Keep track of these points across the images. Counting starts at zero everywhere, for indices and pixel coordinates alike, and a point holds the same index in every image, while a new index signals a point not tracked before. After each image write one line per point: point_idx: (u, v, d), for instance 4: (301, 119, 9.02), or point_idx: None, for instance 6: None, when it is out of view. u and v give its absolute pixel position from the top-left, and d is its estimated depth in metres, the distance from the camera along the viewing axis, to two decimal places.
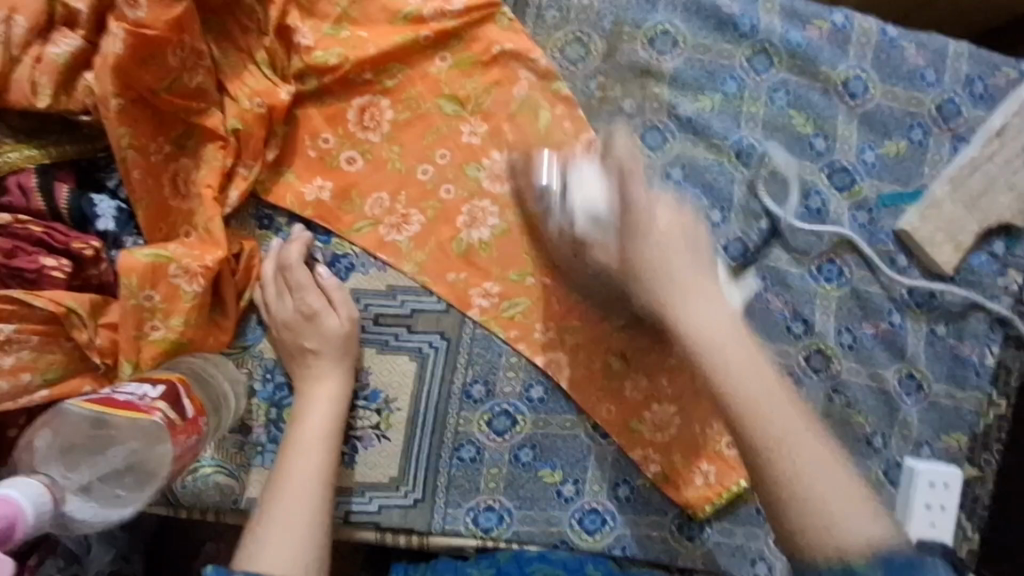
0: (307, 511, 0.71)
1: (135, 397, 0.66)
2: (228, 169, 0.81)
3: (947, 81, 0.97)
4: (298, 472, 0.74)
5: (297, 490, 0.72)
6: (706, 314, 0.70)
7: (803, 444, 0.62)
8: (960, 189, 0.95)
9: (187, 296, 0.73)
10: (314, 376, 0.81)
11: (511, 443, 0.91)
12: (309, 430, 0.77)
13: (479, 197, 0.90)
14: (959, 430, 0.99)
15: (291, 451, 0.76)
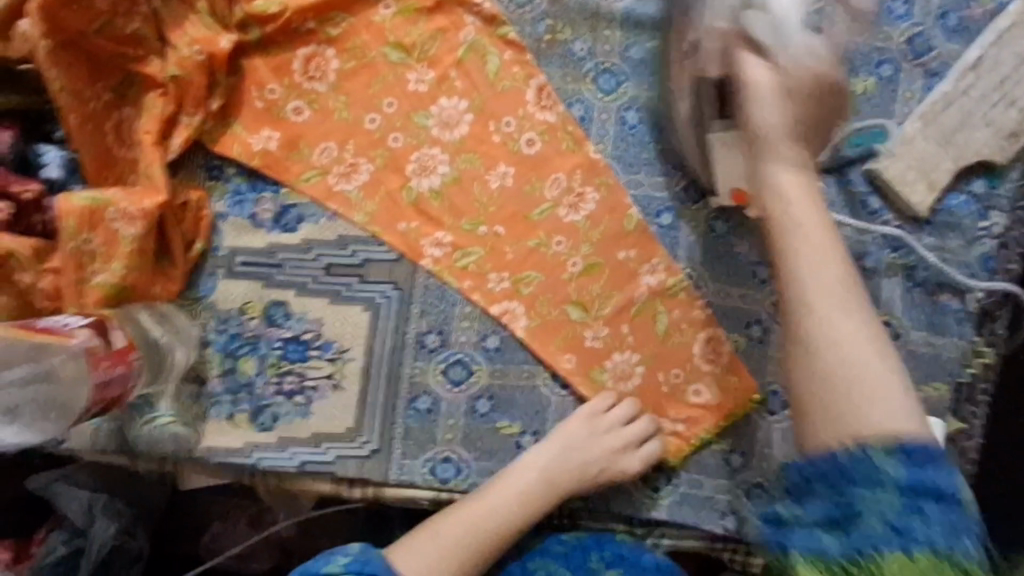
0: (459, 549, 0.76)
1: (57, 325, 0.68)
2: (173, 115, 0.86)
3: (916, 14, 0.94)
4: (489, 511, 0.78)
5: (468, 530, 0.77)
6: (800, 184, 0.65)
7: (829, 271, 0.60)
8: (932, 126, 0.92)
9: (126, 240, 0.76)
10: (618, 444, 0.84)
11: (468, 394, 0.88)
12: (563, 477, 0.82)
13: (426, 144, 0.90)
14: (941, 379, 0.94)
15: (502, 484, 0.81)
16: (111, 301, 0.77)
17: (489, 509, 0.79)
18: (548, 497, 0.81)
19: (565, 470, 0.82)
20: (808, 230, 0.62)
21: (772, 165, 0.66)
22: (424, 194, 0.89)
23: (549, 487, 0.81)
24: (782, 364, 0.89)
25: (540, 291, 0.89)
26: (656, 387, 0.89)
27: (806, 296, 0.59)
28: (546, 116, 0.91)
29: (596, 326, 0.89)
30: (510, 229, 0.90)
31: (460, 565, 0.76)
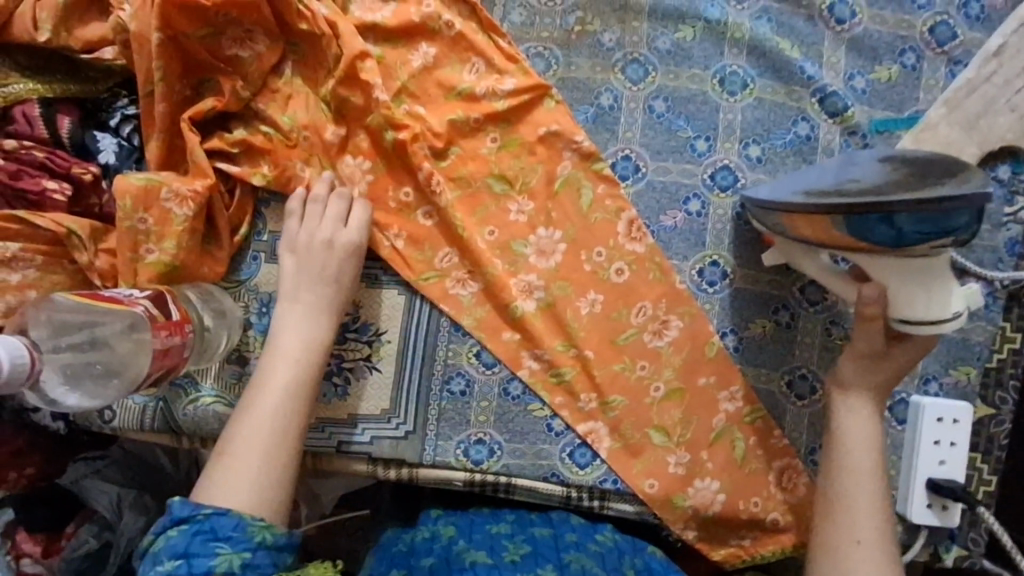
0: (267, 446, 0.75)
1: (120, 295, 0.71)
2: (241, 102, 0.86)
3: (938, 4, 0.95)
4: (264, 413, 0.76)
5: (265, 431, 0.75)
6: (862, 436, 0.83)
7: (868, 511, 0.80)
8: (956, 112, 0.92)
9: (178, 220, 0.80)
10: (311, 305, 0.82)
11: (500, 376, 0.91)
12: (296, 355, 0.80)
13: (453, 130, 0.90)
14: (968, 363, 0.96)
15: (249, 403, 0.77)
16: (163, 279, 0.81)
17: (264, 409, 0.76)
18: (302, 375, 0.79)
19: (285, 366, 0.79)
20: (859, 511, 0.80)
21: (848, 403, 0.84)
22: (458, 176, 0.90)
23: (302, 360, 0.80)
24: (810, 348, 0.95)
25: (563, 272, 0.90)
26: (685, 362, 0.91)
27: (856, 534, 0.79)
28: (576, 105, 0.92)
29: (633, 310, 0.91)
30: (549, 217, 0.91)
31: (255, 468, 0.73)
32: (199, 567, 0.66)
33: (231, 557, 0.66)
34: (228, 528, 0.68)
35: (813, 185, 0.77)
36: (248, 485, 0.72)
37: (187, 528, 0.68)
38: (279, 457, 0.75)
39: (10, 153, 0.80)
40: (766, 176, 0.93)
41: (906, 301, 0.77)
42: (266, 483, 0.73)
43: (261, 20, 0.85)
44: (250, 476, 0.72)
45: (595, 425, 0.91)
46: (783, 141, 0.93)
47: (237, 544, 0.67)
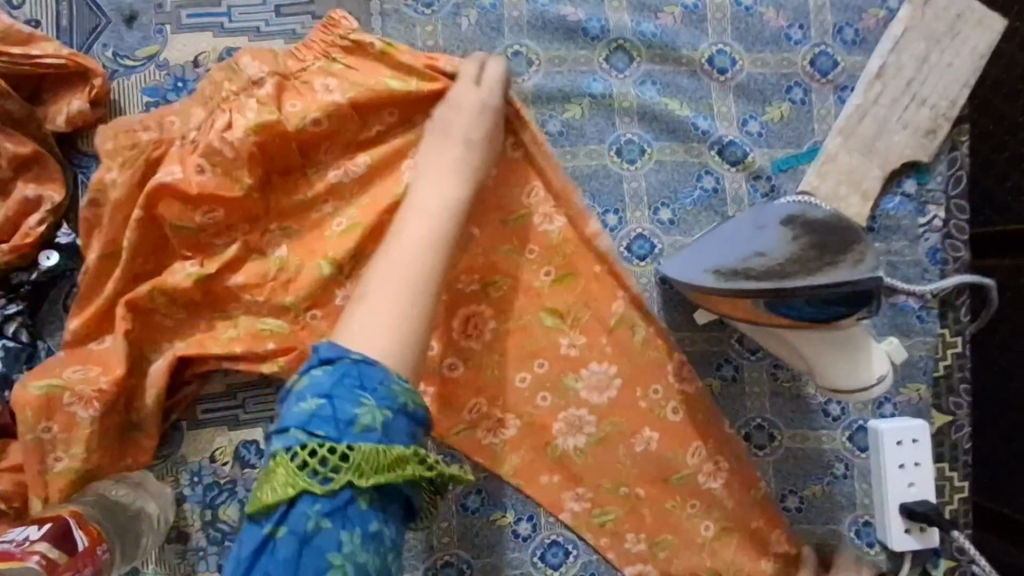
0: (399, 316, 0.69)
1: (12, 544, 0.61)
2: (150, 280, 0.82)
3: (814, 36, 0.95)
4: (399, 269, 0.72)
5: (400, 287, 0.71)
6: None
7: None
8: (853, 139, 0.93)
9: (85, 422, 0.76)
10: (454, 151, 0.82)
11: (455, 494, 0.90)
12: (436, 218, 0.77)
13: (519, 240, 0.90)
14: (917, 380, 0.96)
15: (384, 264, 0.73)
16: (77, 484, 0.77)
17: (394, 274, 0.72)
18: (444, 231, 0.77)
19: (415, 229, 0.76)
20: None
21: None
22: (522, 288, 0.91)
23: (440, 229, 0.77)
24: (760, 397, 0.94)
25: (502, 374, 0.90)
26: (668, 432, 0.90)
27: None
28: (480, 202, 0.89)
29: (665, 410, 0.90)
30: (479, 319, 0.90)
31: (389, 326, 0.68)
32: (341, 412, 0.61)
33: (377, 409, 0.62)
34: (376, 379, 0.63)
35: (721, 260, 0.82)
36: (378, 345, 0.67)
37: (333, 369, 0.63)
38: (409, 310, 0.70)
39: None
40: (682, 238, 0.93)
41: (837, 367, 0.85)
42: (393, 343, 0.67)
43: (131, 190, 0.81)
44: (383, 332, 0.68)
45: (622, 520, 0.90)
46: (691, 199, 0.93)
47: (382, 401, 0.62)
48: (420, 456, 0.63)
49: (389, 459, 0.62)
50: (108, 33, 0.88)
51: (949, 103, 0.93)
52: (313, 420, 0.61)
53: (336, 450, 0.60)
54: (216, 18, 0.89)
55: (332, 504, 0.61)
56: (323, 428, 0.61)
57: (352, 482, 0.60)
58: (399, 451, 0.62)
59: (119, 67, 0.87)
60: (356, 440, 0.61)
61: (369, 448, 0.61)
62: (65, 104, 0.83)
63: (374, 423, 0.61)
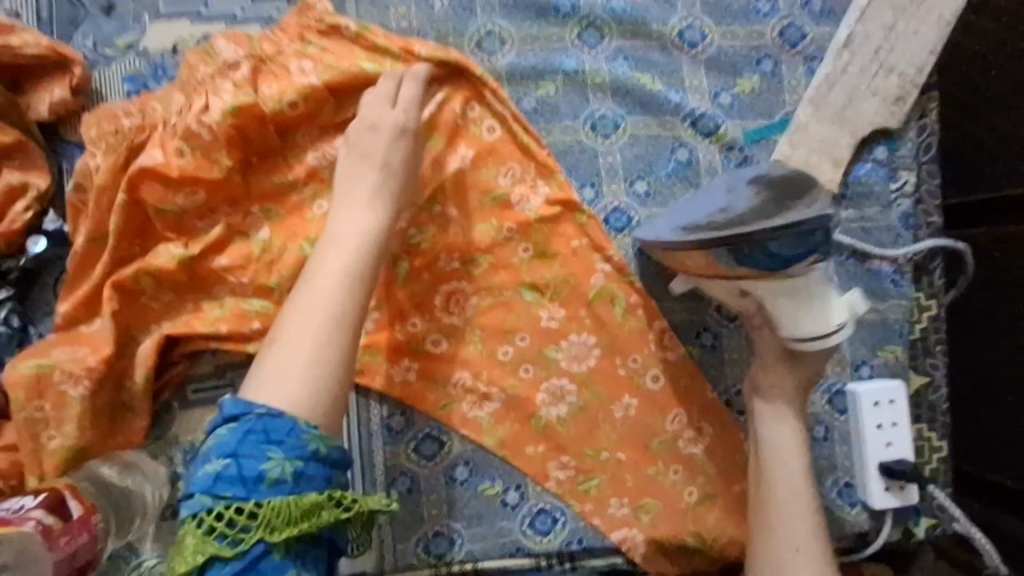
0: (314, 354, 0.68)
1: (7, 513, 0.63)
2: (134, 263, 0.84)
3: (782, 8, 0.97)
4: (315, 299, 0.71)
5: (314, 322, 0.69)
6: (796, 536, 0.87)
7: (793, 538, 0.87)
8: (822, 107, 0.95)
9: (76, 400, 0.78)
10: (377, 167, 0.80)
11: (443, 466, 0.92)
12: (347, 252, 0.75)
13: (497, 217, 0.92)
14: (893, 343, 0.98)
15: (297, 306, 0.71)
16: (70, 463, 0.79)
17: (311, 313, 0.70)
18: (359, 257, 0.75)
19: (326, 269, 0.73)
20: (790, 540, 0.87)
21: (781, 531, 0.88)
22: (502, 265, 0.93)
23: (354, 261, 0.74)
24: (740, 364, 0.97)
25: (485, 347, 0.92)
26: (649, 399, 0.93)
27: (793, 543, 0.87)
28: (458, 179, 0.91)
29: (645, 378, 0.93)
30: (461, 294, 0.92)
31: (303, 370, 0.67)
32: (249, 470, 0.61)
33: (284, 462, 0.62)
34: (283, 432, 0.63)
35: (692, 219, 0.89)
36: (289, 392, 0.66)
37: (237, 427, 0.63)
38: (325, 350, 0.68)
39: None
40: (658, 210, 0.95)
41: (796, 318, 0.88)
42: (307, 385, 0.66)
43: (114, 176, 0.83)
44: (299, 374, 0.67)
45: (606, 487, 0.92)
46: (666, 171, 0.95)
47: (291, 450, 0.62)
48: (336, 499, 0.63)
49: (299, 510, 0.61)
50: (88, 23, 0.89)
51: (916, 70, 0.95)
52: (219, 483, 0.62)
53: (245, 507, 0.61)
54: (192, 5, 0.91)
55: (245, 563, 0.60)
56: (229, 489, 0.61)
57: (263, 539, 0.60)
58: (312, 501, 0.62)
59: (99, 57, 0.89)
60: (266, 496, 0.61)
61: (278, 502, 0.60)
62: (47, 93, 0.85)
63: (283, 476, 0.61)
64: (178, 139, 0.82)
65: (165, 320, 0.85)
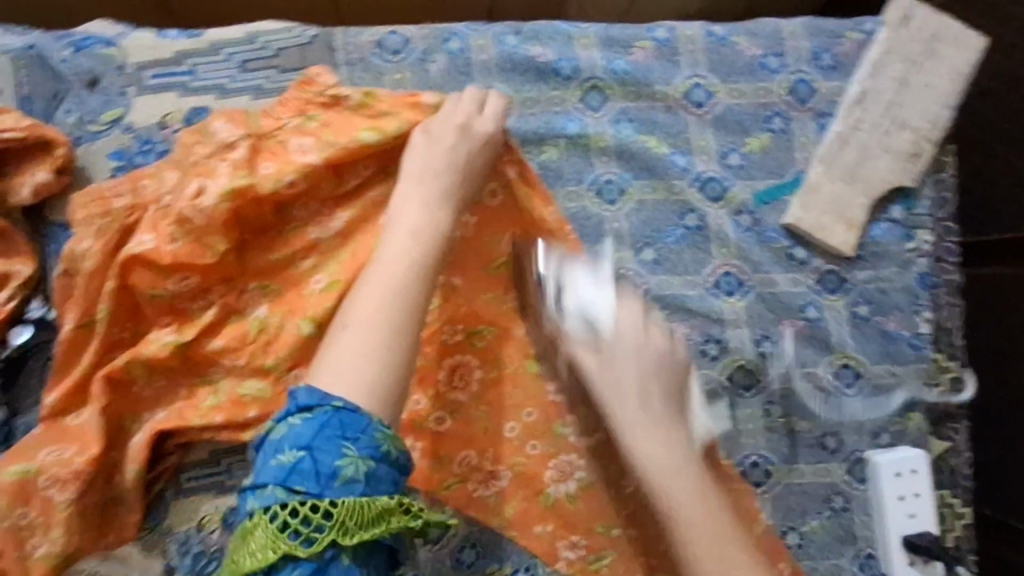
0: (384, 336, 0.73)
1: None
2: (124, 351, 0.80)
3: (790, 63, 0.94)
4: (387, 280, 0.76)
5: (386, 305, 0.74)
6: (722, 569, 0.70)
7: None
8: (835, 167, 0.92)
9: (62, 504, 0.75)
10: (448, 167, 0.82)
11: (449, 548, 0.88)
12: (417, 242, 0.79)
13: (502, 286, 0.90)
14: (912, 408, 0.94)
15: (369, 283, 0.76)
16: (59, 569, 0.75)
17: (383, 290, 0.75)
18: (428, 250, 0.79)
19: (396, 262, 0.77)
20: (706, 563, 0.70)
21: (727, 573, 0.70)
22: (507, 336, 0.90)
23: (423, 253, 0.78)
24: (754, 434, 0.92)
25: (491, 423, 0.89)
26: None
27: None
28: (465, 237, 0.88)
29: None
30: (465, 367, 0.89)
31: (374, 353, 0.72)
32: (323, 464, 0.64)
33: (359, 461, 0.65)
34: (358, 426, 0.66)
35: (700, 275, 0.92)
36: (356, 373, 0.70)
37: (312, 417, 0.66)
38: (391, 334, 0.73)
39: None
40: (667, 276, 0.91)
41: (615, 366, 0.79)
42: (375, 369, 0.71)
43: (104, 261, 0.79)
44: (367, 353, 0.72)
45: (617, 566, 0.89)
46: (674, 237, 0.92)
47: (366, 449, 0.66)
48: (403, 506, 0.66)
49: (373, 512, 0.64)
50: (70, 99, 0.86)
51: (930, 125, 0.92)
52: (295, 473, 0.64)
53: (320, 504, 0.63)
54: (179, 77, 0.87)
55: (314, 566, 0.62)
56: (305, 481, 0.64)
57: (336, 541, 0.62)
58: (384, 503, 0.65)
59: (83, 133, 0.86)
60: (338, 492, 0.63)
61: (352, 502, 0.63)
62: (28, 176, 0.82)
63: (356, 475, 0.64)
64: (167, 222, 0.79)
65: (157, 409, 0.81)
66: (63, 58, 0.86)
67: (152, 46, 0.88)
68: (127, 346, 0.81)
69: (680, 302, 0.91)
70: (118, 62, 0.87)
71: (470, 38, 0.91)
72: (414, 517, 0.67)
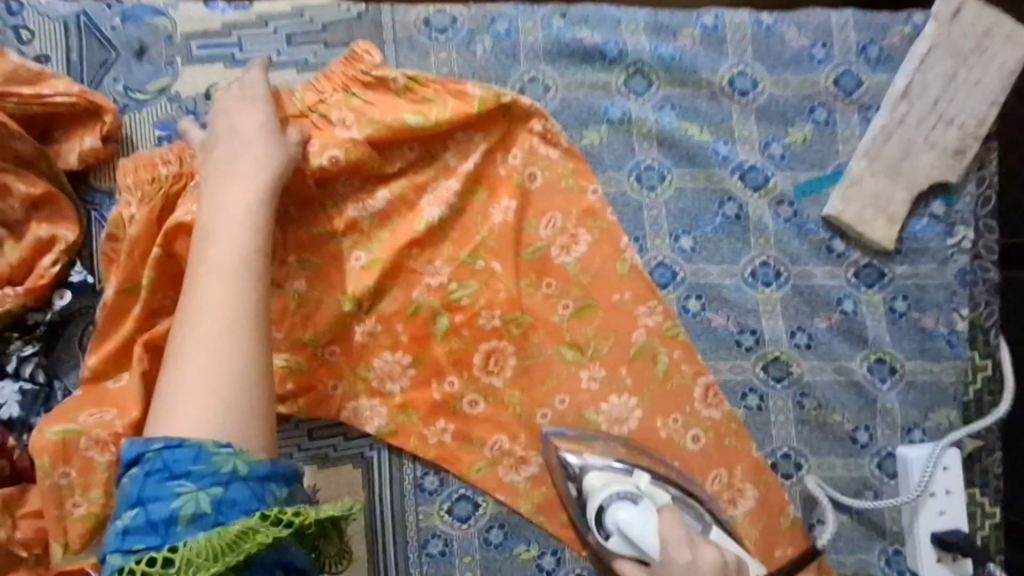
0: (216, 371, 0.64)
1: None
2: (168, 317, 0.80)
3: (837, 55, 0.93)
4: (203, 314, 0.66)
5: (209, 339, 0.65)
6: None
7: None
8: (878, 161, 0.91)
9: (102, 466, 0.75)
10: (233, 168, 0.76)
11: (478, 527, 0.88)
12: (213, 265, 0.70)
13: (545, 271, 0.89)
14: (946, 406, 0.93)
15: (189, 324, 0.66)
16: (96, 530, 0.75)
17: (203, 323, 0.66)
18: (243, 261, 0.70)
19: (216, 269, 0.69)
20: None
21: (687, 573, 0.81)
22: (543, 321, 0.89)
23: (234, 272, 0.69)
24: (786, 426, 0.91)
25: (524, 404, 0.88)
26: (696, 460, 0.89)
27: None
28: (507, 216, 0.88)
29: (689, 441, 0.89)
30: (499, 349, 0.88)
31: (211, 392, 0.63)
32: (159, 510, 0.57)
33: (197, 495, 0.57)
34: (187, 462, 0.58)
35: (737, 265, 0.91)
36: (195, 416, 0.61)
37: (138, 471, 0.59)
38: (222, 367, 0.64)
39: None
40: (705, 265, 0.91)
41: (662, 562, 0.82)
42: (216, 406, 0.62)
43: (149, 229, 0.80)
44: (200, 396, 0.62)
45: None
46: (713, 226, 0.91)
47: (200, 479, 0.58)
48: (270, 518, 0.57)
49: (226, 537, 0.56)
50: (118, 67, 0.86)
51: (977, 122, 0.92)
52: (133, 534, 0.57)
53: (164, 553, 0.55)
54: (227, 48, 0.88)
55: None
56: (144, 539, 0.56)
57: None
58: (240, 524, 0.56)
59: (129, 101, 0.86)
60: (184, 532, 0.56)
61: (197, 539, 0.55)
62: (77, 142, 0.83)
63: (199, 509, 0.57)
64: None
65: None
66: (113, 26, 0.87)
67: (199, 16, 0.88)
68: (170, 312, 0.81)
69: (718, 291, 0.91)
70: (167, 32, 0.87)
71: (516, 19, 0.91)
72: (292, 525, 0.58)
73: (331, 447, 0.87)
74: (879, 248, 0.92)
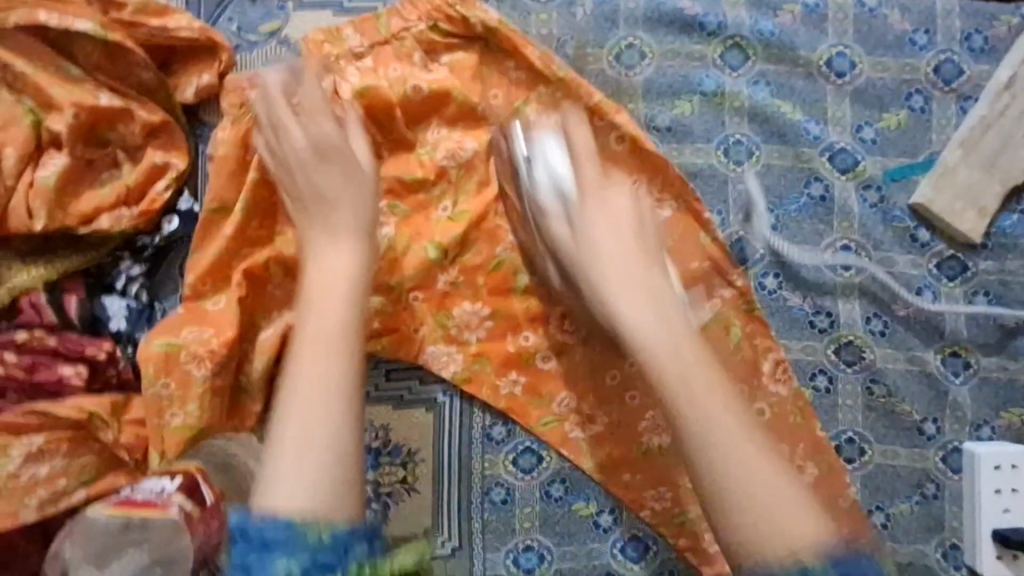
0: (320, 440, 0.65)
1: (153, 493, 0.79)
2: (264, 247, 0.84)
3: (939, 41, 0.92)
4: (304, 385, 0.68)
5: (310, 407, 0.66)
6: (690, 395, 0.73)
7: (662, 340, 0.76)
8: (973, 153, 0.90)
9: (198, 381, 0.79)
10: (328, 230, 0.76)
11: (541, 480, 0.91)
12: (310, 335, 0.71)
13: None
14: (1020, 405, 0.92)
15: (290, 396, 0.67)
16: (190, 442, 0.80)
17: (304, 391, 0.67)
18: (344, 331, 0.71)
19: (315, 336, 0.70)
20: (719, 444, 0.70)
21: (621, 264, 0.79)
22: None
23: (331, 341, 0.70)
24: (853, 410, 0.91)
25: (594, 364, 0.90)
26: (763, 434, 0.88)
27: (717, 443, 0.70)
28: None
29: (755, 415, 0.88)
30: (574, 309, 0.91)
31: (312, 459, 0.64)
32: None
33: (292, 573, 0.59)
34: (281, 538, 0.60)
35: (817, 245, 0.92)
36: (302, 487, 0.63)
37: (239, 549, 0.61)
38: (323, 429, 0.65)
39: (21, 345, 0.80)
40: (786, 243, 0.91)
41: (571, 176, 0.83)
42: (321, 477, 0.64)
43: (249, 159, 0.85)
44: (302, 466, 0.64)
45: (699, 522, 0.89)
46: (797, 206, 0.91)
47: (294, 554, 0.60)
48: None
49: None
50: (234, 8, 0.90)
51: None
52: None
53: None
54: None
55: None
56: None
57: None
58: None
59: (243, 42, 0.90)
60: None
61: None
62: (195, 77, 0.86)
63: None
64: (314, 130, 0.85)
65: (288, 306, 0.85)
66: None
67: None
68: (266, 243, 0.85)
69: (796, 270, 0.91)
70: None
71: None
72: None
73: (406, 389, 0.91)
74: (965, 241, 0.92)
